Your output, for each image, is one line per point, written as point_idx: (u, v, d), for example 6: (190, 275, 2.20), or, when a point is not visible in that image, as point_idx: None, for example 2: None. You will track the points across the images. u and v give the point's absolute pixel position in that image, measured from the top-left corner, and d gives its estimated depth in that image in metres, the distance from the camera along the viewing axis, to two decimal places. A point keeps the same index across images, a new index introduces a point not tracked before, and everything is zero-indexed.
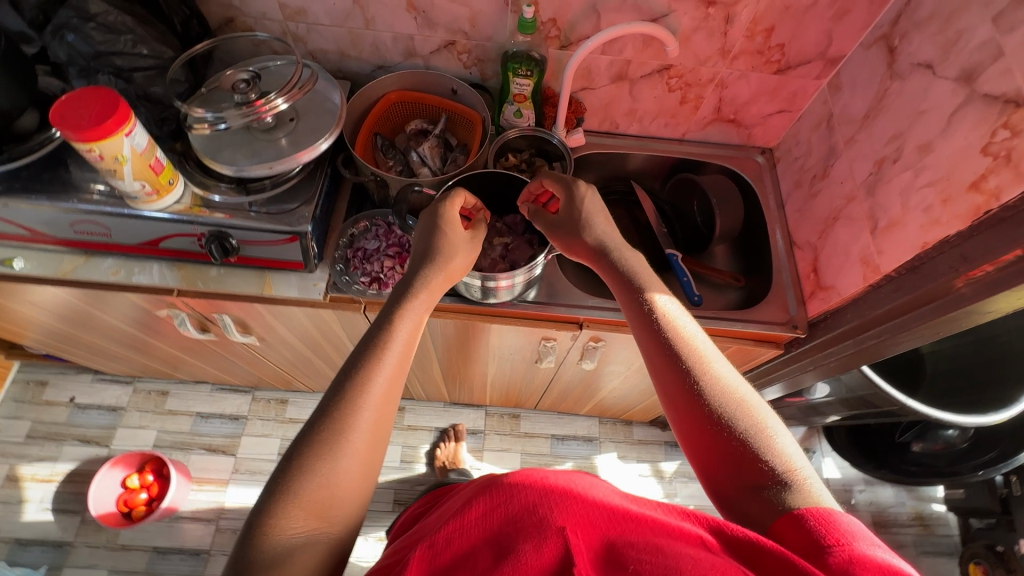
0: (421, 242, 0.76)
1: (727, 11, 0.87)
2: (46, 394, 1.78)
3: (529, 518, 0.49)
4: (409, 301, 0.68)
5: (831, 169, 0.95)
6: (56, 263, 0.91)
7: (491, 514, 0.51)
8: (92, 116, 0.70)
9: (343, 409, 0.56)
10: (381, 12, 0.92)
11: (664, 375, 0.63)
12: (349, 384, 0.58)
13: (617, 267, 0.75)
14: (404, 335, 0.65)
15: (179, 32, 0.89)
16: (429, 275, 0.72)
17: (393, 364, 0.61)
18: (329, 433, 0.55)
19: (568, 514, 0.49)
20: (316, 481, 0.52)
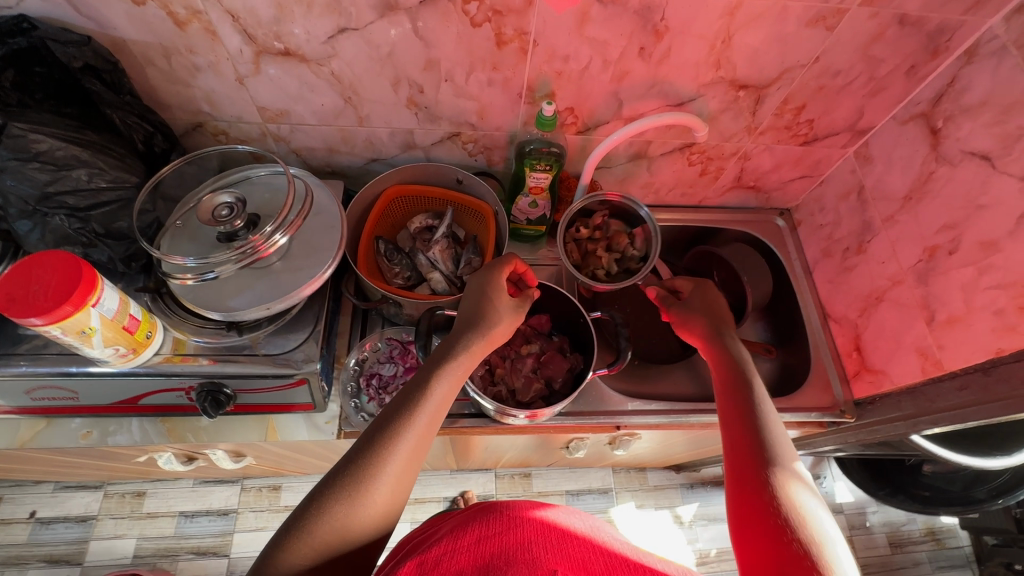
0: (466, 305, 0.69)
1: (758, 94, 0.81)
2: (2, 511, 1.58)
3: (523, 557, 0.49)
4: (451, 363, 0.63)
5: (868, 244, 0.90)
6: (11, 431, 0.77)
7: (482, 544, 0.51)
8: (49, 293, 0.57)
9: (375, 459, 0.54)
10: (378, 110, 0.81)
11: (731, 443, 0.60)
12: (382, 439, 0.55)
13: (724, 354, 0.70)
14: (440, 404, 0.60)
15: (141, 150, 0.76)
16: (473, 343, 0.65)
17: (426, 425, 0.59)
18: (351, 481, 0.53)
19: (563, 560, 0.49)
20: (330, 528, 0.51)
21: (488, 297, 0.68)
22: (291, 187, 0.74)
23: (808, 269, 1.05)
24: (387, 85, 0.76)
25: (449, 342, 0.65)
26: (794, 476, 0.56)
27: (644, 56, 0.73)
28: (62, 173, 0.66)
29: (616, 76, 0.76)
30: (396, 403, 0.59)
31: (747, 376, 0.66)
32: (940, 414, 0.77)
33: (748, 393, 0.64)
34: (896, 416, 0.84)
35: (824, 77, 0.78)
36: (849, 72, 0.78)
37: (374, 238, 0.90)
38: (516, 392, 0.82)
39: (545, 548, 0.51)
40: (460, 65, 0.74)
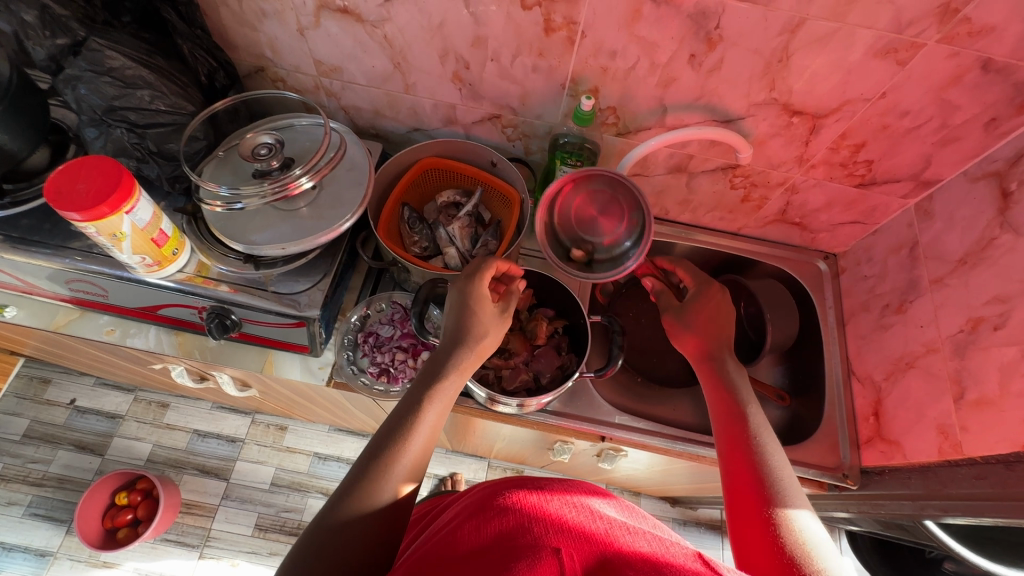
0: (452, 317, 0.68)
1: (814, 123, 0.76)
2: (48, 393, 1.75)
3: (524, 536, 0.46)
4: (440, 382, 0.63)
5: (909, 305, 0.83)
6: (50, 315, 0.86)
7: (484, 528, 0.49)
8: (91, 193, 0.63)
9: (380, 471, 0.54)
10: (424, 79, 0.83)
11: (738, 488, 0.58)
12: (382, 453, 0.55)
13: (721, 375, 0.69)
14: (433, 419, 0.60)
15: (203, 83, 0.81)
16: (462, 356, 0.65)
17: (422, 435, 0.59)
18: (354, 501, 0.52)
19: (562, 536, 0.47)
20: (343, 555, 0.49)
21: (475, 312, 0.68)
22: (326, 136, 0.77)
23: (842, 320, 0.98)
24: (435, 56, 0.78)
25: (439, 360, 0.65)
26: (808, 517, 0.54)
27: (694, 64, 0.71)
28: (128, 90, 0.73)
29: (663, 81, 0.74)
30: (388, 422, 0.59)
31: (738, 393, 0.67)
32: (950, 501, 0.70)
33: (740, 416, 0.64)
34: (903, 493, 0.78)
35: (889, 115, 0.73)
36: (919, 114, 0.72)
37: (402, 204, 0.92)
38: (502, 379, 0.82)
39: (545, 524, 0.48)
40: (507, 46, 0.74)
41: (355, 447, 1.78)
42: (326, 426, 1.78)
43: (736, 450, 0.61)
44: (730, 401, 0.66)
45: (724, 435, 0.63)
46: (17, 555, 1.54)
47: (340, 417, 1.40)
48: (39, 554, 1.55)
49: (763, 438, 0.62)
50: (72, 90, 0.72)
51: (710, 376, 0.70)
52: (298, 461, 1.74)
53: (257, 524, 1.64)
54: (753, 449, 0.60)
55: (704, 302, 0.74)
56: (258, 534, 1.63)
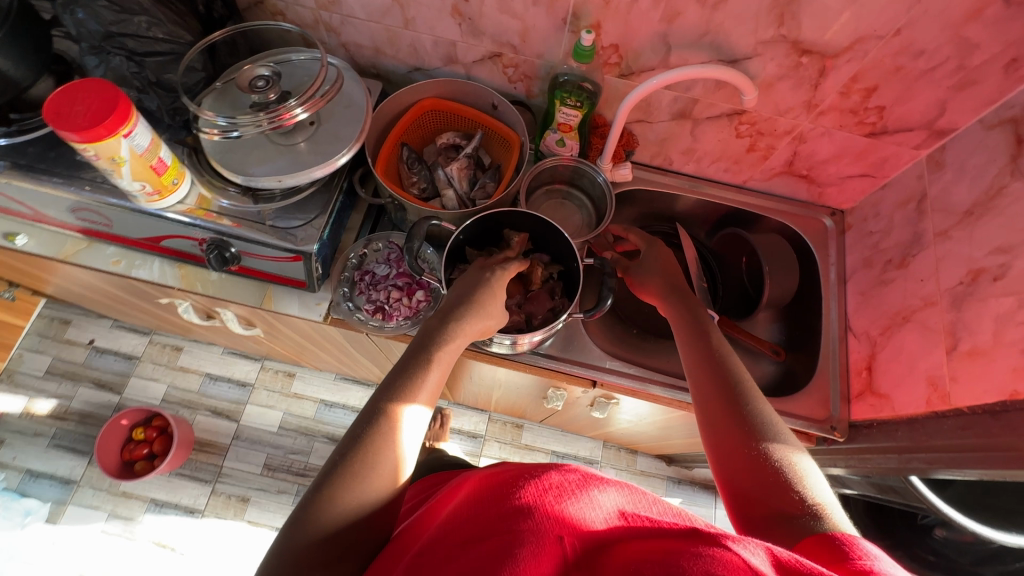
0: (460, 291, 0.70)
1: (823, 63, 0.73)
2: (68, 333, 1.82)
3: (525, 522, 0.46)
4: (443, 344, 0.64)
5: (911, 259, 0.82)
6: (58, 244, 0.88)
7: (484, 513, 0.49)
8: (88, 115, 0.63)
9: (378, 434, 0.54)
10: (423, 13, 0.81)
11: (705, 395, 0.63)
12: (379, 419, 0.56)
13: (684, 307, 0.74)
14: (434, 381, 0.62)
15: (201, 14, 0.81)
16: (468, 322, 0.67)
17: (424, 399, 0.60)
18: (357, 455, 0.53)
19: (563, 522, 0.46)
20: (343, 513, 0.50)
21: (484, 289, 0.70)
22: (320, 68, 0.76)
23: (843, 277, 0.97)
24: None
25: (441, 323, 0.66)
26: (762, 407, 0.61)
27: None
28: (125, 16, 0.73)
29: (666, 15, 0.72)
30: (382, 386, 0.60)
31: (699, 319, 0.72)
32: (934, 451, 0.71)
33: (700, 336, 0.69)
34: (889, 445, 0.78)
35: (903, 55, 0.69)
36: (935, 54, 0.68)
37: (401, 146, 0.92)
38: None
39: (545, 508, 0.47)
40: None
41: (360, 396, 1.84)
42: (333, 374, 1.83)
43: (710, 388, 0.63)
44: (695, 329, 0.71)
45: (694, 376, 0.66)
46: (43, 482, 1.64)
47: (345, 362, 1.44)
48: (63, 482, 1.65)
49: (727, 354, 0.66)
50: (71, 15, 0.72)
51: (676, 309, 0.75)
52: (305, 407, 1.80)
53: (266, 463, 1.72)
54: (719, 367, 0.65)
55: (656, 253, 0.82)
56: (267, 473, 1.71)
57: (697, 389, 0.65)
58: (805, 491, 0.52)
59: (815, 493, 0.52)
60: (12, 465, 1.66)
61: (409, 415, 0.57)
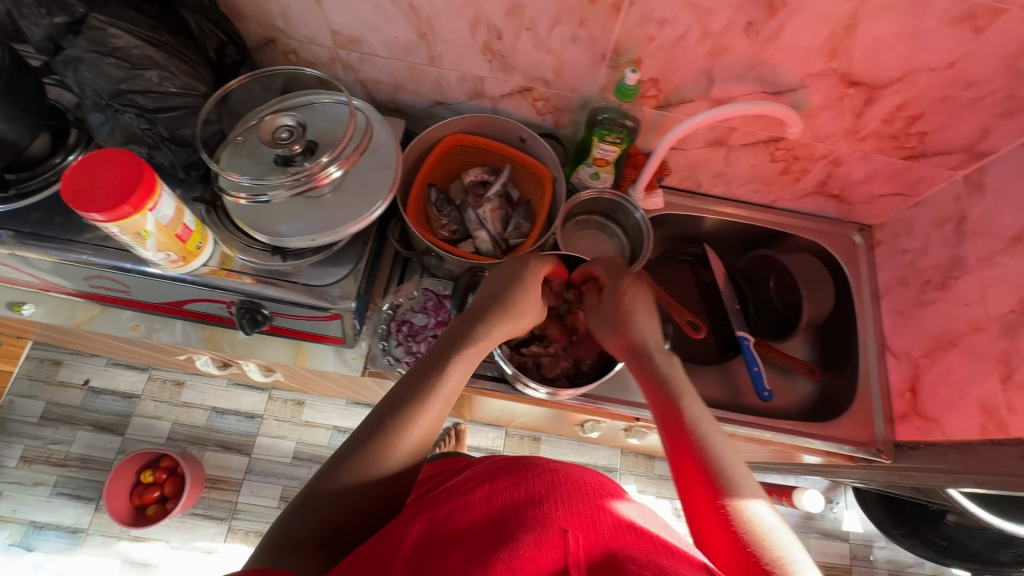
0: (494, 291, 0.67)
1: (870, 94, 0.72)
2: (60, 374, 1.73)
3: (532, 511, 0.48)
4: (468, 344, 0.62)
5: (953, 282, 0.82)
6: (69, 311, 0.82)
7: (495, 496, 0.51)
8: (111, 192, 0.58)
9: (400, 424, 0.54)
10: (451, 50, 0.77)
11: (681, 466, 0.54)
12: (394, 413, 0.54)
13: (647, 368, 0.64)
14: (456, 381, 0.59)
15: (213, 60, 0.75)
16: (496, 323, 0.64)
17: (440, 405, 0.57)
18: (374, 444, 0.52)
19: (570, 516, 0.47)
20: (352, 503, 0.50)
21: (520, 292, 0.67)
22: (351, 118, 0.72)
23: (877, 294, 0.97)
24: (465, 25, 0.72)
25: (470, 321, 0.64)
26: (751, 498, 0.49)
27: (751, 33, 0.66)
28: (135, 72, 0.67)
29: (714, 51, 0.69)
30: (410, 374, 0.59)
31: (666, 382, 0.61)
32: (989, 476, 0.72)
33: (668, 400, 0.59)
34: (940, 468, 0.79)
35: (953, 86, 0.68)
36: (985, 84, 0.68)
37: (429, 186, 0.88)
38: (541, 366, 0.81)
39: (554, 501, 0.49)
40: (546, 15, 0.68)
41: None
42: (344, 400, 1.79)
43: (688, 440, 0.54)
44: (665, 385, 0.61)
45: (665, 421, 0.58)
46: (49, 533, 1.58)
47: (363, 394, 1.40)
48: (70, 531, 1.59)
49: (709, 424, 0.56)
50: (73, 73, 0.66)
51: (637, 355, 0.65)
52: (318, 435, 1.76)
53: (282, 496, 1.68)
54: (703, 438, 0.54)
55: (617, 293, 0.69)
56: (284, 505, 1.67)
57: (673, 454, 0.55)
58: None
59: None
60: (13, 518, 1.59)
61: (429, 412, 0.55)
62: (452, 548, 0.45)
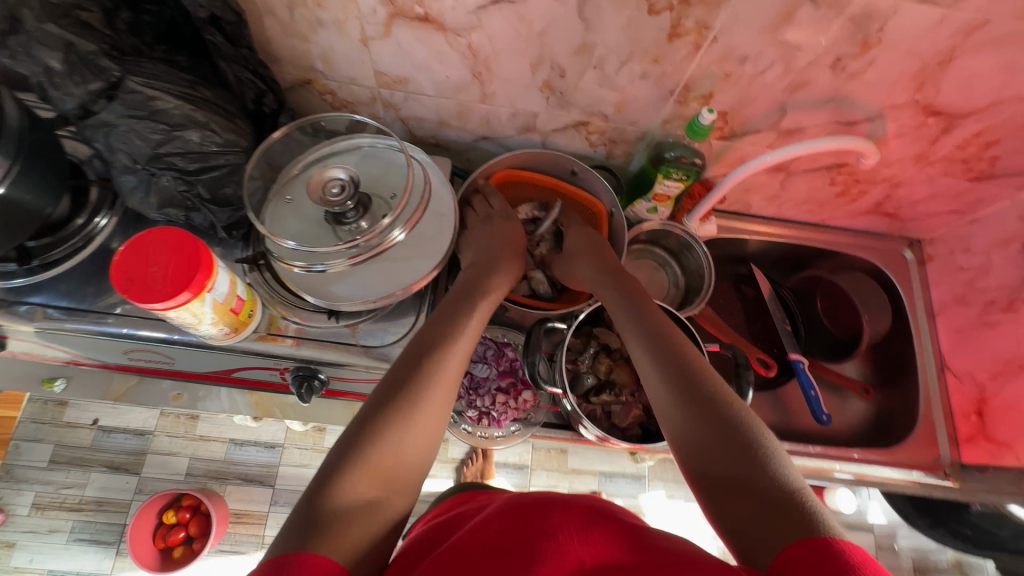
0: (491, 249, 0.73)
1: (950, 123, 0.69)
2: (67, 416, 1.65)
3: (545, 543, 0.47)
4: (463, 315, 0.63)
5: (1021, 304, 0.81)
6: (105, 384, 0.77)
7: (511, 529, 0.50)
8: (169, 277, 0.53)
9: (390, 421, 0.52)
10: (506, 88, 0.72)
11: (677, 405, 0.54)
12: (402, 382, 0.54)
13: (638, 302, 0.64)
14: (464, 346, 0.60)
15: (251, 110, 0.69)
16: (490, 281, 0.69)
17: (450, 372, 0.57)
18: (382, 416, 0.52)
19: (587, 546, 0.47)
20: (365, 476, 0.48)
21: (504, 243, 0.74)
22: (409, 173, 0.69)
23: (931, 312, 0.96)
24: (526, 65, 0.67)
25: (477, 279, 0.69)
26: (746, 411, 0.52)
27: (837, 68, 0.62)
28: (174, 133, 0.60)
29: (792, 85, 0.66)
30: (393, 370, 0.56)
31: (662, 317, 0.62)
32: None
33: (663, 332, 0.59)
34: None
35: None
36: None
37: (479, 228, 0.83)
38: (612, 416, 0.77)
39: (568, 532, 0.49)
40: (617, 53, 0.64)
41: None
42: None
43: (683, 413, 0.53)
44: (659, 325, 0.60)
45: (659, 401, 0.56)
46: None
47: None
48: None
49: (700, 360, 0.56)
50: (104, 138, 0.59)
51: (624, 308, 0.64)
52: None
53: None
54: (699, 371, 0.55)
55: (582, 236, 0.77)
56: None
57: (665, 405, 0.55)
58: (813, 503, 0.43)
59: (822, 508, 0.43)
60: (30, 569, 1.53)
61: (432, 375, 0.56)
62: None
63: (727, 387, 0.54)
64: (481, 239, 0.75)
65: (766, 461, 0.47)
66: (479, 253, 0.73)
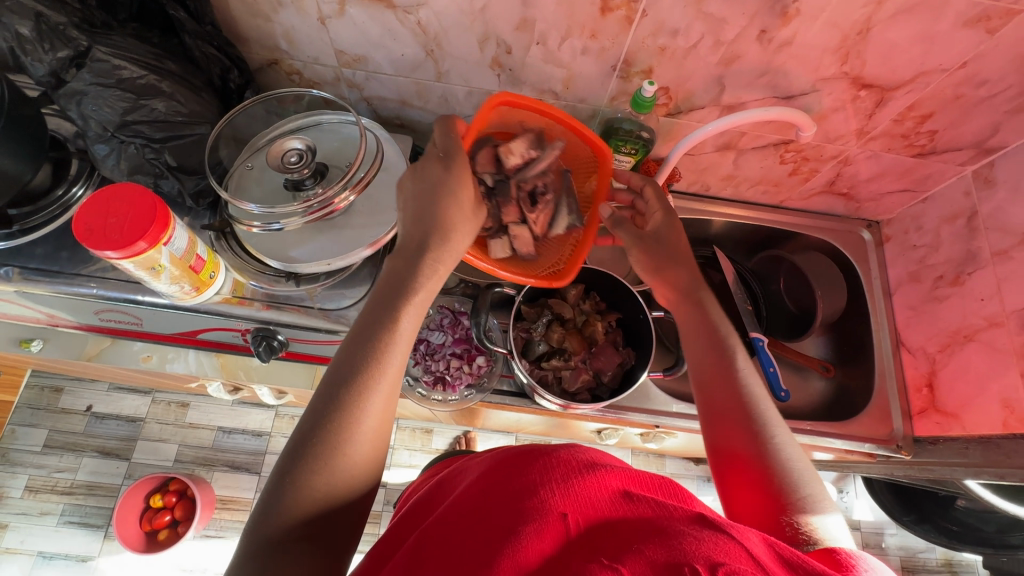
0: (426, 211, 0.58)
1: (882, 96, 0.72)
2: (62, 402, 1.70)
3: (529, 499, 0.45)
4: (409, 291, 0.55)
5: (966, 278, 0.82)
6: (80, 346, 0.81)
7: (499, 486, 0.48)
8: (125, 228, 0.57)
9: (330, 435, 0.48)
10: (459, 65, 0.76)
11: (713, 415, 0.59)
12: (348, 380, 0.50)
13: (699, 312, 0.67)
14: (407, 329, 0.54)
15: (217, 85, 0.74)
16: (431, 261, 0.57)
17: (397, 360, 0.52)
18: (325, 427, 0.48)
19: (568, 498, 0.45)
20: (311, 493, 0.46)
21: (445, 201, 0.58)
22: (362, 141, 0.72)
23: (888, 290, 0.97)
24: (474, 41, 0.71)
25: (406, 262, 0.57)
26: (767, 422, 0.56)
27: (763, 40, 0.65)
28: (140, 102, 0.65)
29: (726, 58, 0.69)
30: (313, 401, 0.49)
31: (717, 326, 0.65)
32: (1012, 468, 0.74)
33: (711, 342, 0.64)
34: (960, 462, 0.80)
35: (965, 86, 0.69)
36: (998, 83, 0.68)
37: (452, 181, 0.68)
38: (562, 380, 0.80)
39: (547, 486, 0.46)
40: (556, 28, 0.67)
41: None
42: None
43: (712, 401, 0.60)
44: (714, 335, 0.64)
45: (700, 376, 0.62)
46: (58, 563, 1.55)
47: None
48: (80, 560, 1.56)
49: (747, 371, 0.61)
50: (77, 106, 0.64)
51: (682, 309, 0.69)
52: None
53: None
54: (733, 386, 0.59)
55: (672, 228, 0.72)
56: None
57: (704, 407, 0.60)
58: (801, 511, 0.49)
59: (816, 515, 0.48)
60: (21, 550, 1.56)
61: (376, 371, 0.51)
62: (458, 546, 0.43)
63: (757, 386, 0.59)
64: (414, 188, 0.59)
65: (778, 456, 0.53)
66: (409, 211, 0.59)
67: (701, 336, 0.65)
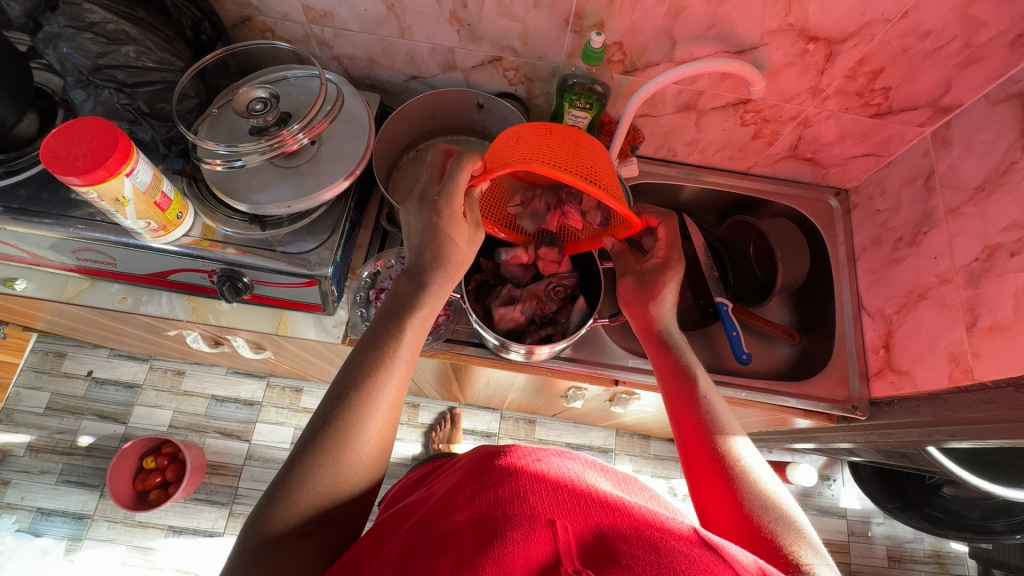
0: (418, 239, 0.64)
1: (830, 49, 0.73)
2: (64, 366, 1.70)
3: (518, 505, 0.46)
4: (413, 313, 0.61)
5: (921, 237, 0.83)
6: (60, 286, 0.86)
7: (478, 495, 0.49)
8: (88, 156, 0.61)
9: (335, 440, 0.51)
10: (420, 21, 0.79)
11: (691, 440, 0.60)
12: (355, 388, 0.54)
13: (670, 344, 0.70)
14: (410, 344, 0.60)
15: (189, 36, 0.78)
16: (436, 287, 0.63)
17: (400, 374, 0.57)
18: (333, 432, 0.52)
19: (556, 507, 0.46)
20: (313, 494, 0.49)
21: (448, 227, 0.62)
22: (322, 88, 0.74)
23: (852, 256, 0.97)
24: None
25: (411, 285, 0.63)
26: (744, 445, 0.58)
27: None
28: (112, 47, 0.69)
29: (672, 11, 0.71)
30: (323, 406, 0.53)
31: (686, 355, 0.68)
32: (956, 425, 0.72)
33: (682, 367, 0.66)
34: (910, 420, 0.80)
35: (910, 37, 0.71)
36: (942, 34, 0.70)
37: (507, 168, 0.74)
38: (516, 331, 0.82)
39: (539, 497, 0.47)
40: None
41: None
42: None
43: (690, 421, 0.61)
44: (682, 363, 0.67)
45: (674, 401, 0.64)
46: (55, 519, 1.54)
47: None
48: (76, 517, 1.55)
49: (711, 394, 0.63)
50: (54, 50, 0.69)
51: (654, 343, 0.71)
52: None
53: None
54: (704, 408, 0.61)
55: (666, 267, 0.73)
56: None
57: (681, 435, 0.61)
58: (780, 528, 0.50)
59: (794, 530, 0.50)
60: (21, 506, 1.55)
61: (379, 382, 0.55)
62: (439, 552, 0.42)
63: (725, 408, 0.62)
64: (419, 222, 0.64)
65: (752, 475, 0.54)
66: (413, 243, 0.65)
67: (681, 363, 0.67)
